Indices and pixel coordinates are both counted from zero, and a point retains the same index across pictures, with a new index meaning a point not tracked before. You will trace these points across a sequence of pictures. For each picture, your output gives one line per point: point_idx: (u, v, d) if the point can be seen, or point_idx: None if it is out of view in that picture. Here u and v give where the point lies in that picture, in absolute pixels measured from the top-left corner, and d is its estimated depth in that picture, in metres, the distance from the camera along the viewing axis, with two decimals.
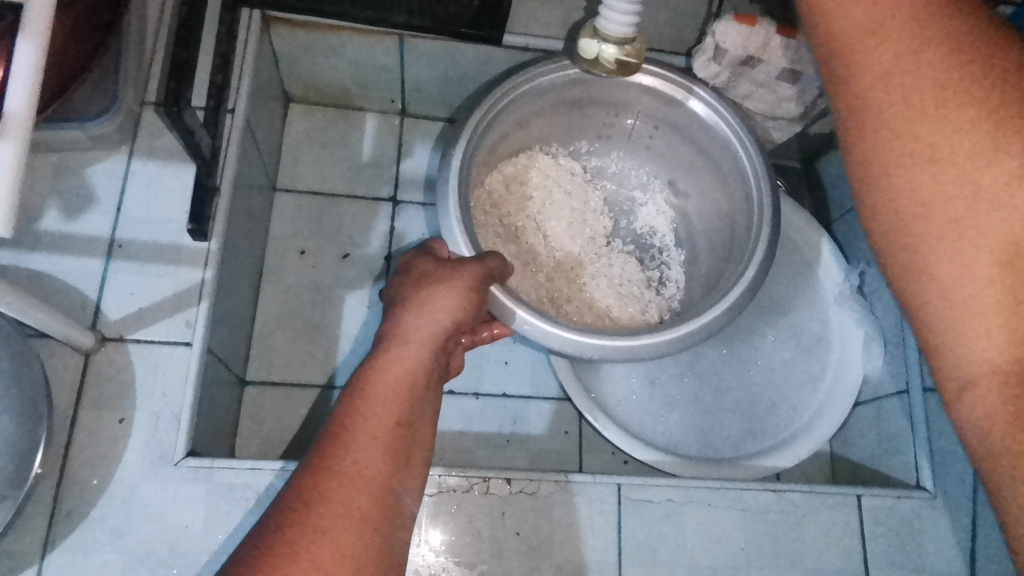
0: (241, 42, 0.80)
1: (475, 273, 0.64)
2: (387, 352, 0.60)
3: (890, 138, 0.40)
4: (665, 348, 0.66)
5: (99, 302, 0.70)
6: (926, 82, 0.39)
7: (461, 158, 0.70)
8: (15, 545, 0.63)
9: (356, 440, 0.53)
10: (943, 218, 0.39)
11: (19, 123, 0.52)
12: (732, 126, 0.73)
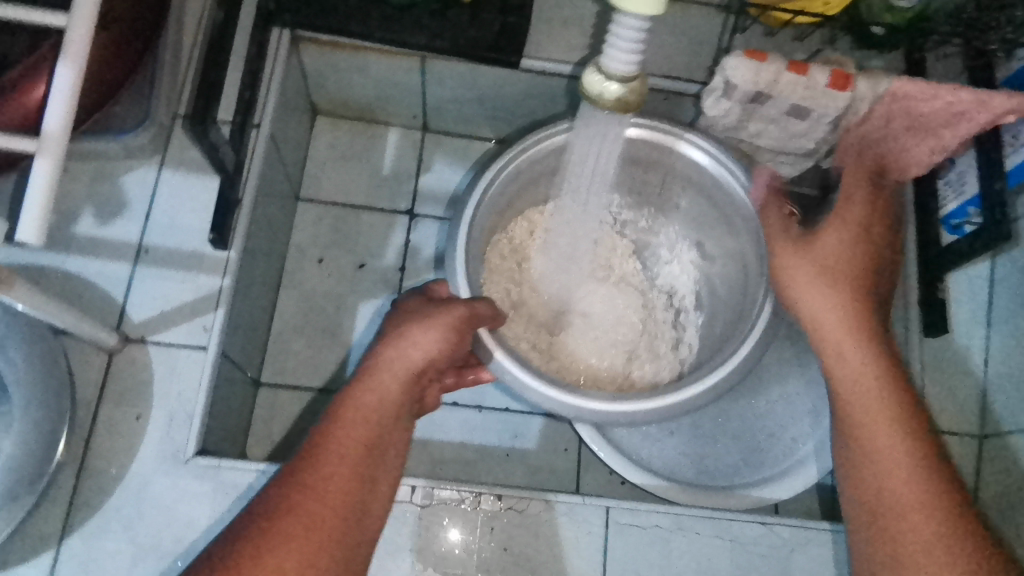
0: (270, 59, 0.84)
1: (461, 314, 0.66)
2: (365, 379, 0.62)
3: (851, 385, 0.62)
4: (668, 409, 0.70)
5: (125, 304, 0.74)
6: (838, 328, 0.64)
7: (474, 211, 0.75)
8: (36, 529, 0.68)
9: (327, 461, 0.58)
10: (868, 437, 0.60)
11: (57, 141, 0.57)
12: (745, 190, 0.76)
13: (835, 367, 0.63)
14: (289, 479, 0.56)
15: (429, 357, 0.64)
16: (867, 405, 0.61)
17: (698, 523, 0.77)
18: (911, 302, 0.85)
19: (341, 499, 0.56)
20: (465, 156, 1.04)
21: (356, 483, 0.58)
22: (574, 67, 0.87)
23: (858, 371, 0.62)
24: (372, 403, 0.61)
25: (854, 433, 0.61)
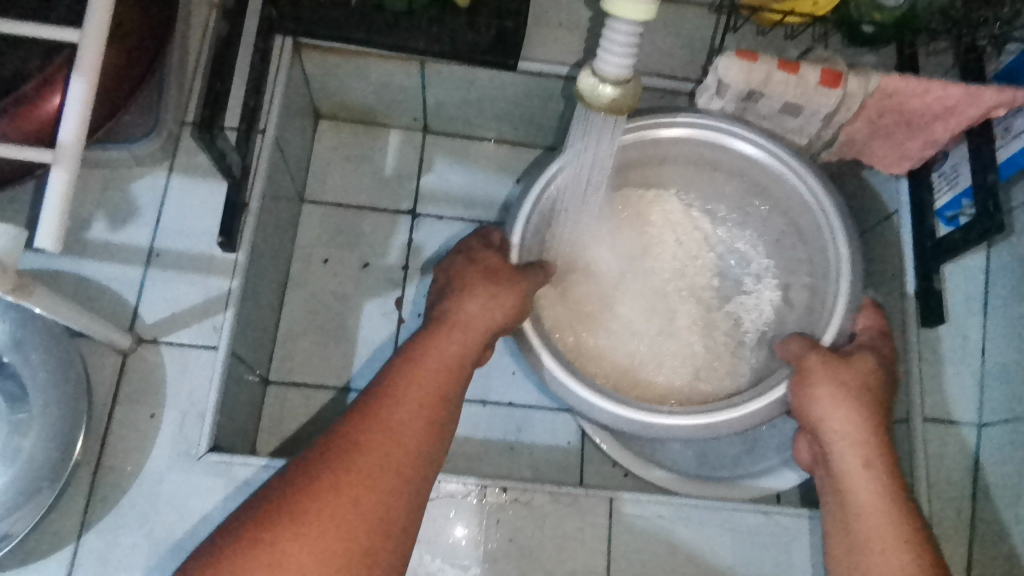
0: (273, 67, 0.86)
1: (525, 287, 0.69)
2: (444, 333, 0.66)
3: (863, 487, 0.62)
4: (733, 428, 0.68)
5: (138, 307, 0.77)
6: (849, 424, 0.65)
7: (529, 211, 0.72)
8: (57, 525, 0.70)
9: (401, 406, 0.61)
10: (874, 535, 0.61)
11: (72, 152, 0.60)
12: (815, 194, 0.74)
13: (841, 467, 0.64)
14: (370, 417, 0.60)
15: (501, 320, 0.67)
16: (878, 509, 0.62)
17: (698, 513, 0.78)
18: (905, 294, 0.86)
19: (411, 445, 0.60)
20: (465, 156, 1.06)
21: (427, 433, 0.61)
22: (571, 69, 0.89)
23: (874, 480, 0.63)
24: (450, 357, 0.65)
25: (854, 535, 0.61)
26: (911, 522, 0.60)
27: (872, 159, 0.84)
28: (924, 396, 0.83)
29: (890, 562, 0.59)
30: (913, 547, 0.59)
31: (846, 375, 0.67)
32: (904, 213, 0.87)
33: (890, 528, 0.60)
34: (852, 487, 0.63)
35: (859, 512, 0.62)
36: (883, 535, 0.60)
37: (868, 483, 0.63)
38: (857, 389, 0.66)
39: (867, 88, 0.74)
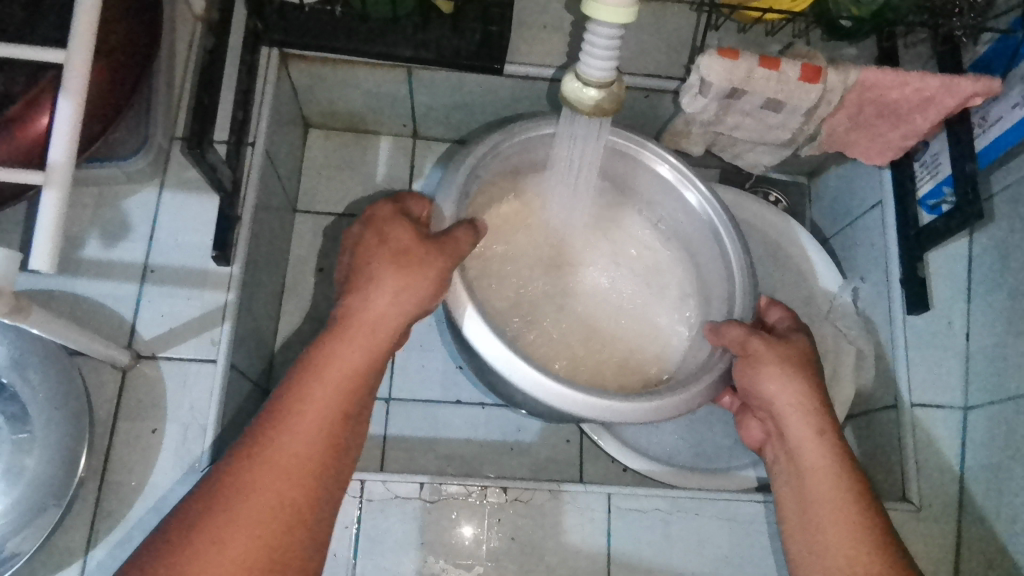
0: (261, 78, 0.87)
1: (447, 268, 0.64)
2: (346, 331, 0.61)
3: (806, 448, 0.65)
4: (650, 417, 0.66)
5: (135, 323, 0.77)
6: (795, 391, 0.67)
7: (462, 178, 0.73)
8: (63, 542, 0.71)
9: (303, 421, 0.57)
10: (822, 495, 0.63)
11: (63, 172, 0.61)
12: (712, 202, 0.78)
13: (793, 440, 0.66)
14: (262, 440, 0.56)
15: (416, 304, 0.63)
16: (820, 469, 0.64)
17: (695, 504, 0.80)
18: (893, 281, 0.88)
19: (309, 458, 0.56)
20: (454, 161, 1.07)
21: (325, 448, 0.57)
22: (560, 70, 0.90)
23: (815, 440, 0.65)
24: (353, 361, 0.60)
25: (804, 509, 0.64)
26: (857, 491, 0.63)
27: (855, 151, 0.85)
28: (912, 382, 0.85)
29: (835, 532, 0.61)
30: (861, 515, 0.61)
31: (789, 345, 0.69)
32: (889, 203, 0.89)
33: (836, 499, 0.62)
34: (804, 460, 0.65)
35: (810, 486, 0.64)
36: (830, 506, 0.62)
37: (809, 446, 0.65)
38: (800, 363, 0.68)
39: (846, 82, 0.75)
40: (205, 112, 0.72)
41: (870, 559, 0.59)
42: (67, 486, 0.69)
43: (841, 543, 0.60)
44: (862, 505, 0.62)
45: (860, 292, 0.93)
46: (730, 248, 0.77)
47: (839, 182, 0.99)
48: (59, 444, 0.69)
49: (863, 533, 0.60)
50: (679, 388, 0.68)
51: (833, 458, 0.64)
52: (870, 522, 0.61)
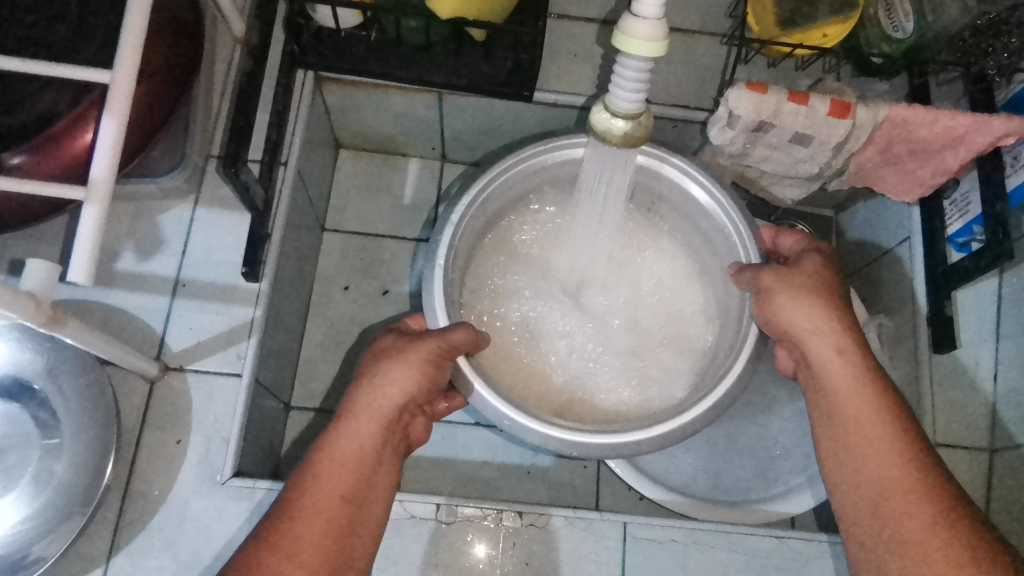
0: (296, 100, 0.89)
1: (435, 350, 0.67)
2: (343, 423, 0.64)
3: (829, 368, 0.67)
4: (646, 446, 0.69)
5: (165, 336, 0.79)
6: (810, 315, 0.68)
7: (460, 215, 0.76)
8: (86, 548, 0.72)
9: (321, 486, 0.61)
10: (854, 413, 0.64)
11: (103, 188, 0.63)
12: (726, 210, 0.78)
13: (818, 362, 0.67)
14: (264, 531, 0.59)
15: (408, 388, 0.66)
16: (845, 385, 0.65)
17: (712, 538, 0.79)
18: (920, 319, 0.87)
19: (327, 529, 0.59)
20: None
21: (341, 517, 0.60)
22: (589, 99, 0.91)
23: (836, 359, 0.67)
24: (350, 453, 0.63)
25: (837, 427, 0.64)
26: (885, 402, 0.63)
27: (882, 186, 0.84)
28: (937, 422, 0.84)
29: (871, 445, 0.62)
30: (890, 428, 0.62)
31: (804, 270, 0.71)
32: (917, 238, 0.88)
33: (867, 413, 0.63)
34: (828, 378, 0.66)
35: (840, 402, 0.65)
36: (863, 419, 0.63)
37: (832, 365, 0.67)
38: (816, 285, 0.70)
39: (876, 118, 0.75)
40: (241, 132, 0.74)
41: (904, 471, 0.60)
42: (94, 492, 0.70)
43: (877, 454, 0.61)
44: (891, 418, 0.63)
45: (886, 328, 0.91)
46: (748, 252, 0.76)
47: (867, 216, 0.99)
48: (88, 452, 0.71)
49: (897, 441, 0.61)
50: (673, 416, 0.70)
51: (857, 372, 0.65)
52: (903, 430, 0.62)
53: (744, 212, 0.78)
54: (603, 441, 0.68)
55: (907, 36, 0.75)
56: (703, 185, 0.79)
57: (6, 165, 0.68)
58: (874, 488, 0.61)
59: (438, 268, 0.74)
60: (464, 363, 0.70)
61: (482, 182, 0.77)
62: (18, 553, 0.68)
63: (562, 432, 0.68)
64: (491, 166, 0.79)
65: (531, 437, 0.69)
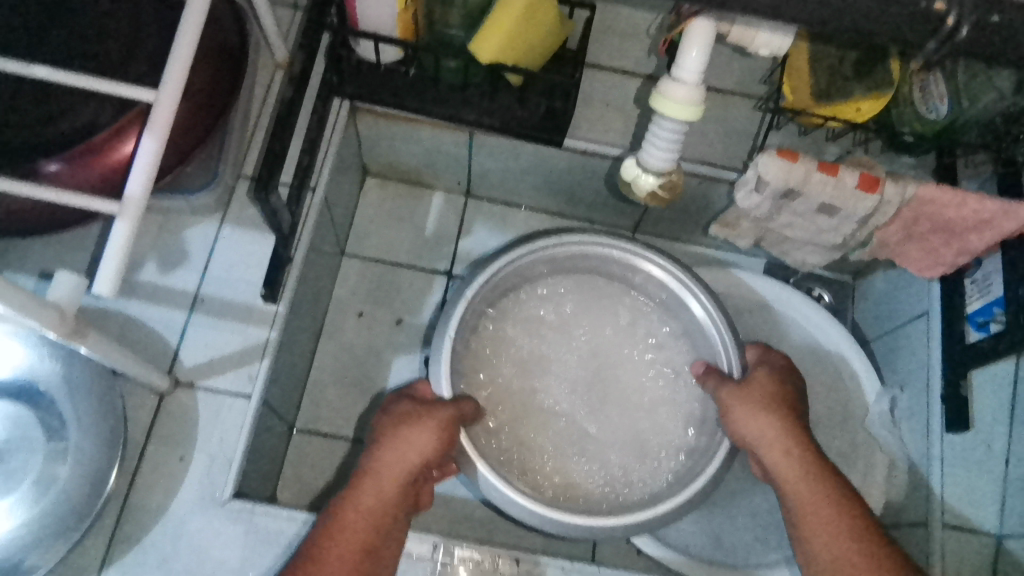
0: (330, 126, 0.91)
1: (450, 418, 0.72)
2: (362, 481, 0.68)
3: (808, 520, 0.70)
4: (620, 531, 0.75)
5: (178, 350, 0.79)
6: (766, 421, 0.77)
7: (471, 295, 0.82)
8: (78, 559, 0.71)
9: (341, 540, 0.64)
10: (825, 559, 0.68)
11: (137, 203, 0.63)
12: (717, 323, 0.85)
13: (789, 490, 0.73)
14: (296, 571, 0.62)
15: (425, 452, 0.70)
16: (827, 531, 0.69)
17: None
18: (934, 395, 0.87)
19: None
20: (503, 223, 1.10)
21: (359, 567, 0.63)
22: (620, 151, 0.93)
23: (802, 483, 0.72)
24: (368, 511, 0.66)
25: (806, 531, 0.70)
26: (860, 535, 0.67)
27: (906, 261, 0.84)
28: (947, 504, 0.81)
29: (836, 544, 0.67)
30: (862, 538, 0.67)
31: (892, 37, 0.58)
32: (937, 316, 0.89)
33: (843, 518, 0.69)
34: (783, 471, 0.74)
35: (788, 478, 0.73)
36: (805, 476, 0.72)
37: (806, 516, 0.71)
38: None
39: (903, 196, 0.75)
40: (275, 157, 0.75)
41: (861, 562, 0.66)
42: (93, 505, 0.69)
43: (813, 486, 0.72)
44: (834, 500, 0.70)
45: (900, 402, 0.93)
46: (731, 359, 0.84)
47: (887, 286, 1.01)
48: (94, 464, 0.71)
49: (834, 496, 0.70)
50: (647, 508, 0.76)
51: (852, 545, 0.67)
52: (819, 471, 0.72)
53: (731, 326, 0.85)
54: (575, 521, 0.73)
55: (940, 118, 0.74)
56: (691, 289, 0.85)
57: (42, 171, 0.70)
58: (767, 454, 0.76)
59: (449, 339, 0.79)
60: (467, 441, 0.74)
61: (492, 266, 0.83)
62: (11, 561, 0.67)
63: (543, 510, 0.73)
64: (506, 252, 0.84)
65: (512, 511, 0.74)
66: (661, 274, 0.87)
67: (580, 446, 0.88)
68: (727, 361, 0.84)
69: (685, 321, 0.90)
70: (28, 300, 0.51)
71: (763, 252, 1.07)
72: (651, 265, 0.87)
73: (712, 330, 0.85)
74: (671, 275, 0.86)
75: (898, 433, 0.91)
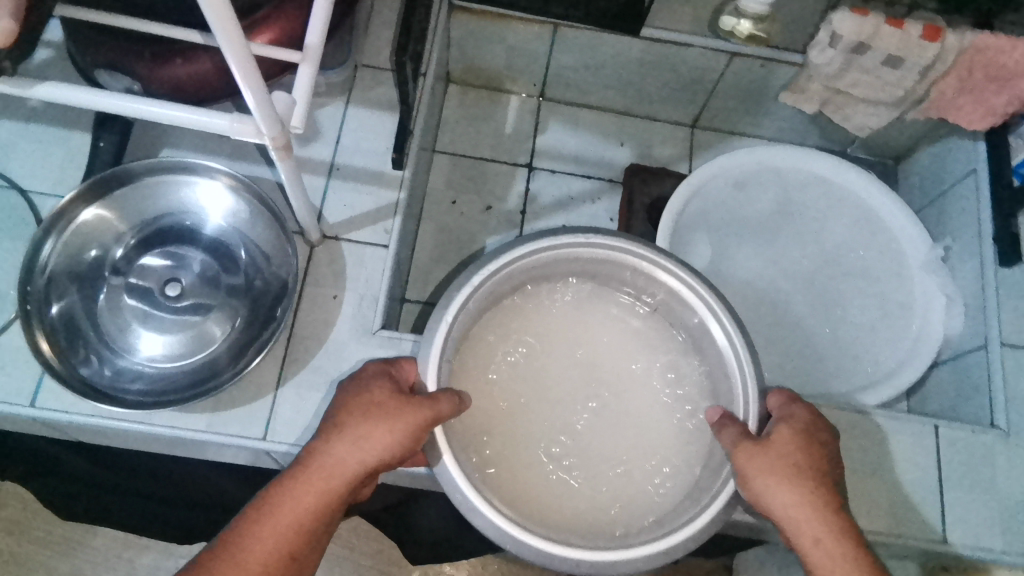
0: (434, 22, 1.02)
1: (424, 420, 0.64)
2: (290, 482, 0.63)
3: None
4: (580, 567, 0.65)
5: (322, 209, 0.89)
6: (806, 518, 0.65)
7: (460, 296, 0.72)
8: (257, 377, 0.81)
9: (262, 540, 0.61)
10: None
11: (316, 53, 0.67)
12: (732, 349, 0.74)
13: (798, 543, 0.65)
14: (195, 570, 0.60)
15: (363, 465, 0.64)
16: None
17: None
18: (986, 236, 0.97)
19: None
20: (575, 122, 1.23)
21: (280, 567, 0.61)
22: (692, 37, 1.04)
23: (825, 535, 0.64)
24: (302, 508, 0.62)
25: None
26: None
27: (958, 116, 0.95)
28: (1002, 325, 0.92)
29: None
30: None
31: None
32: (983, 170, 1.00)
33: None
34: (805, 525, 0.64)
35: (801, 547, 0.65)
36: (823, 539, 0.64)
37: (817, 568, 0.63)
38: None
39: (961, 42, 0.85)
40: (409, 31, 0.85)
41: None
42: (282, 316, 0.78)
43: (831, 545, 0.64)
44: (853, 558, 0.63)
45: (952, 250, 1.03)
46: (748, 393, 0.72)
47: (929, 159, 1.13)
48: (278, 285, 0.81)
49: (850, 553, 0.63)
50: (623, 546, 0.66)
51: None
52: (839, 526, 0.64)
53: (747, 344, 0.73)
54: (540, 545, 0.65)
55: None
56: (711, 310, 0.75)
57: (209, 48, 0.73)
58: (787, 523, 0.65)
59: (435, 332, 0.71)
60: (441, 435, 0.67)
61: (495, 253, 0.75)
62: (218, 369, 0.77)
63: (506, 523, 0.64)
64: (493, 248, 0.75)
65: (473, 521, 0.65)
66: (686, 290, 0.76)
67: (582, 453, 0.78)
68: (741, 379, 0.73)
69: (703, 351, 0.80)
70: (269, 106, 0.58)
71: (810, 136, 1.20)
72: (649, 260, 0.77)
73: (732, 359, 0.74)
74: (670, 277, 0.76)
75: (948, 275, 1.00)
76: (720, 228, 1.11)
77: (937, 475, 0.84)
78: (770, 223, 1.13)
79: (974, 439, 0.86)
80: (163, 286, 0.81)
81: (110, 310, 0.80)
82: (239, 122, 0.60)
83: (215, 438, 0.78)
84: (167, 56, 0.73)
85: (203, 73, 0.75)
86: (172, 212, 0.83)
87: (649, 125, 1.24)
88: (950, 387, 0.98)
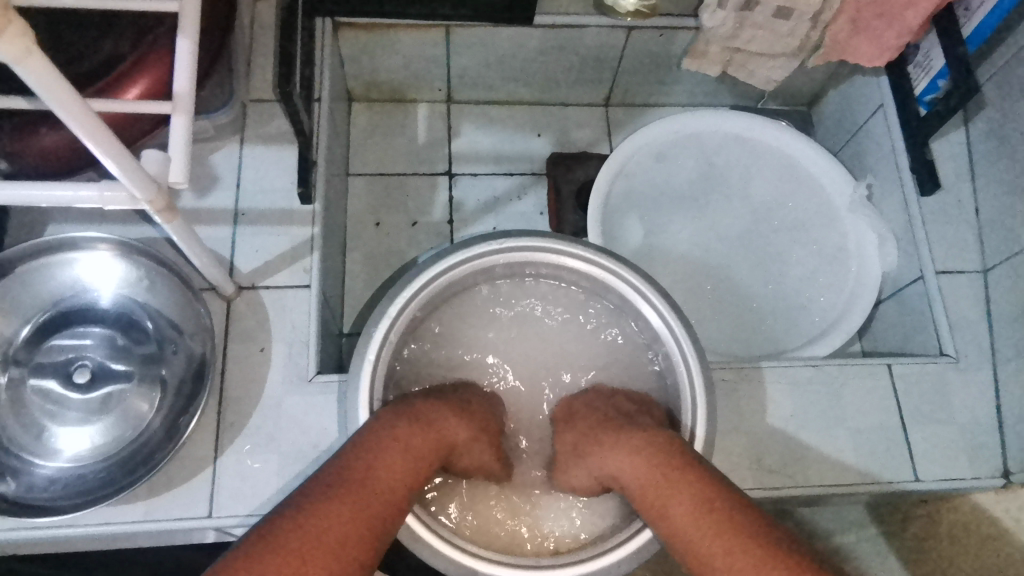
0: (320, 44, 0.97)
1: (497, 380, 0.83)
2: (330, 487, 0.61)
3: (655, 492, 0.66)
4: None
5: (233, 259, 0.85)
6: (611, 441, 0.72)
7: (383, 331, 0.70)
8: (192, 452, 0.76)
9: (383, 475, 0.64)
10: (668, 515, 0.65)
11: (187, 100, 0.59)
12: (671, 329, 0.73)
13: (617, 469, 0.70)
14: None
15: (409, 474, 0.66)
16: (672, 489, 0.65)
17: (768, 374, 0.84)
18: (903, 169, 0.98)
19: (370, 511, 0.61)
20: (487, 120, 1.20)
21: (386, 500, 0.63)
22: (585, 17, 1.01)
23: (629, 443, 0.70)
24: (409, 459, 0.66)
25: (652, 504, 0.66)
26: (698, 474, 0.65)
27: (855, 55, 0.95)
28: (934, 253, 0.93)
29: (675, 489, 0.65)
30: (699, 481, 0.65)
31: None
32: (890, 104, 1.01)
33: (713, 514, 0.63)
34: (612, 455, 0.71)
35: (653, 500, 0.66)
36: (671, 480, 0.65)
37: (643, 479, 0.68)
38: None
39: None
40: (287, 56, 0.79)
41: (709, 508, 0.63)
42: (207, 375, 0.74)
43: (684, 486, 0.65)
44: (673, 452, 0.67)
45: (874, 187, 1.04)
46: (690, 370, 0.71)
47: (839, 101, 1.13)
48: (195, 351, 0.77)
49: (662, 447, 0.68)
50: (590, 558, 0.66)
51: (704, 496, 0.64)
52: (690, 465, 0.66)
53: (682, 320, 0.73)
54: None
55: None
56: (639, 291, 0.74)
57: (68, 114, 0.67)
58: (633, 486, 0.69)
59: (363, 376, 0.69)
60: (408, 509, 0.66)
61: (413, 279, 0.72)
62: (148, 448, 0.72)
63: (470, 558, 0.65)
64: (410, 278, 0.72)
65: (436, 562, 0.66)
66: (609, 276, 0.76)
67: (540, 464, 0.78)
68: (683, 362, 0.72)
69: (642, 333, 0.79)
70: (135, 166, 0.52)
71: (723, 97, 1.20)
72: (574, 256, 0.76)
73: (672, 341, 0.73)
74: (594, 267, 0.76)
75: (875, 213, 1.01)
76: (648, 205, 1.10)
77: (898, 414, 0.84)
78: (693, 190, 1.12)
79: (927, 370, 0.86)
80: (69, 372, 0.75)
81: (14, 417, 0.73)
82: (110, 190, 0.55)
83: (157, 526, 0.73)
84: (28, 127, 0.66)
85: (73, 144, 0.68)
86: (65, 292, 0.78)
87: (562, 111, 1.22)
88: (895, 321, 0.99)
